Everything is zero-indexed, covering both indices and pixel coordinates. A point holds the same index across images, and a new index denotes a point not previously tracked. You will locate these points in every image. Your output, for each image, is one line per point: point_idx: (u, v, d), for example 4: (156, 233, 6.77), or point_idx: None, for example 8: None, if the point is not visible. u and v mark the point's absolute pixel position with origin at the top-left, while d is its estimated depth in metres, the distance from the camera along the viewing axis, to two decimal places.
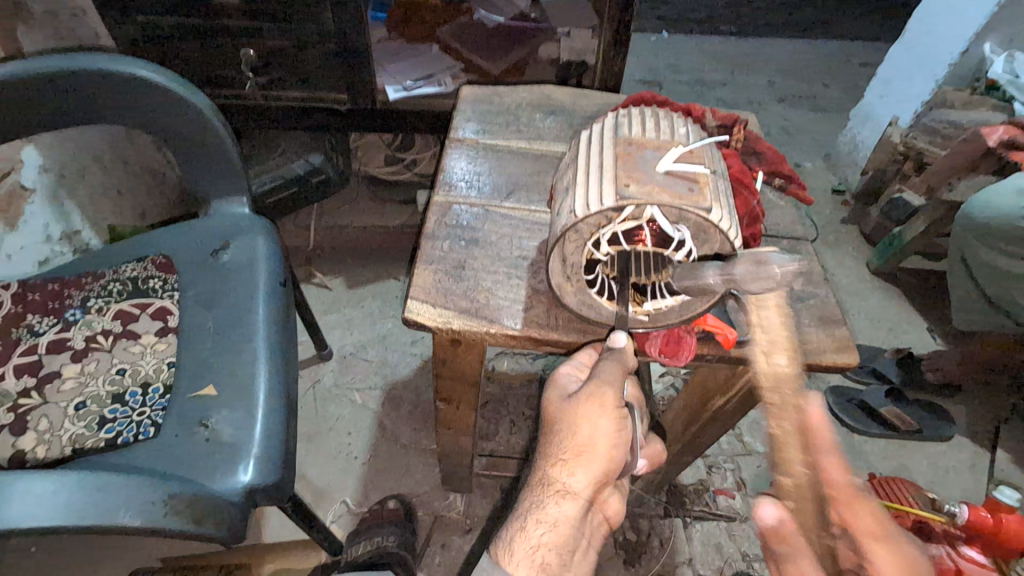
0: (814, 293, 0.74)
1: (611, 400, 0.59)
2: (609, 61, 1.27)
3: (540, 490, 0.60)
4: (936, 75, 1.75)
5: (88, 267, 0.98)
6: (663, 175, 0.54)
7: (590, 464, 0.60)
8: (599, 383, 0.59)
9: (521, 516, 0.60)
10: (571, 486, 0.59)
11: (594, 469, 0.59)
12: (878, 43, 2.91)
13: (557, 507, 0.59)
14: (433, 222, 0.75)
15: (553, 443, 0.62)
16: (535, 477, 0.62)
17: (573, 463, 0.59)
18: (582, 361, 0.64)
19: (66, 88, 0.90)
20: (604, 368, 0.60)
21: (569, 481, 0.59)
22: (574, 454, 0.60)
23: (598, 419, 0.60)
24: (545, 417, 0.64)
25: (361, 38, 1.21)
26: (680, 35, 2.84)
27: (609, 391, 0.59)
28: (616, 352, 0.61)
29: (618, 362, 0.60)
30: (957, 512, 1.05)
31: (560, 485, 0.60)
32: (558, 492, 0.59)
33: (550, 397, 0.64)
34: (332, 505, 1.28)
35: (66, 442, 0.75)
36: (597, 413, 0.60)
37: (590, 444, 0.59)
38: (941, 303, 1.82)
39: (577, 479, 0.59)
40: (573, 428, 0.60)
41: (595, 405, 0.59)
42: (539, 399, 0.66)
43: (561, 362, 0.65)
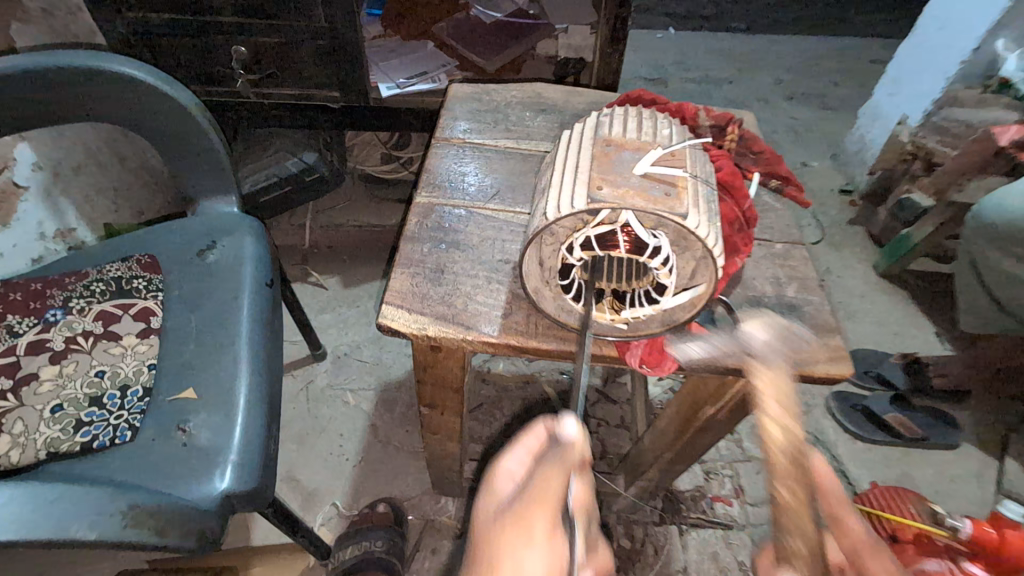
0: (808, 300, 0.70)
1: (543, 523, 0.49)
2: (607, 58, 1.24)
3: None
4: (947, 73, 1.70)
5: (71, 266, 0.96)
6: (639, 178, 0.52)
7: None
8: (534, 494, 0.51)
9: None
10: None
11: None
12: (890, 40, 2.84)
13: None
14: (414, 223, 0.73)
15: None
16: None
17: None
18: (529, 449, 0.60)
19: (48, 85, 0.88)
20: (544, 470, 0.52)
21: None
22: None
23: (525, 549, 0.48)
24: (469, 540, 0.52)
25: (352, 35, 1.19)
26: (687, 31, 2.80)
27: (543, 506, 0.50)
28: (564, 449, 0.55)
29: (561, 467, 0.52)
30: (961, 526, 1.00)
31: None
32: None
33: (482, 512, 0.54)
34: (321, 508, 1.26)
35: (40, 446, 0.74)
36: (524, 543, 0.48)
37: None
38: (950, 307, 1.78)
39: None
40: (495, 559, 0.48)
41: (523, 533, 0.49)
42: (469, 512, 0.56)
43: (502, 451, 0.60)
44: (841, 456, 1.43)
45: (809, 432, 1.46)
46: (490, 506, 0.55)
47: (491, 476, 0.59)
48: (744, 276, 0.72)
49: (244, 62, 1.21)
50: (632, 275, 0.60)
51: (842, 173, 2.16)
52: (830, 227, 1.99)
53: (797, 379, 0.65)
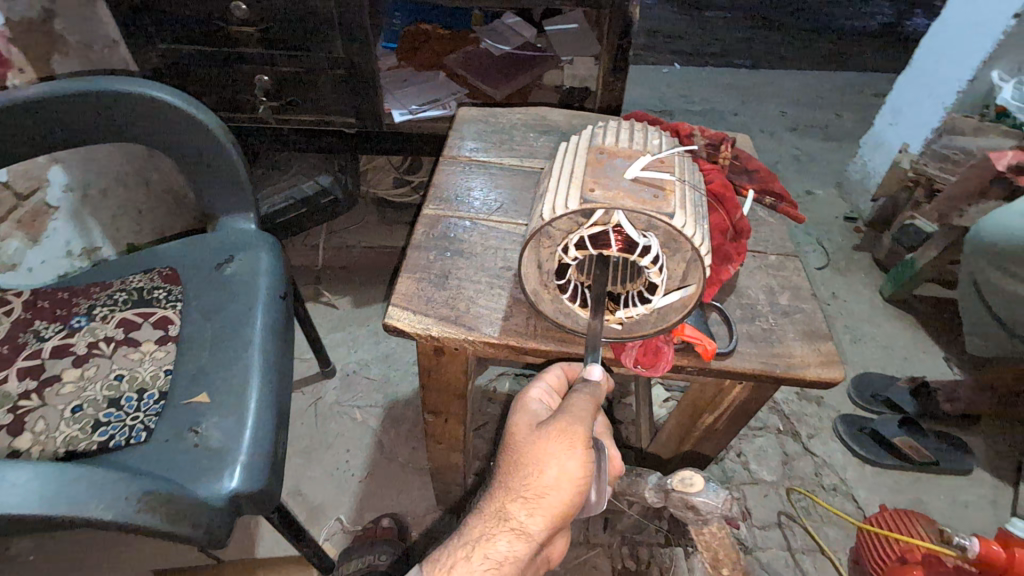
0: (801, 307, 0.73)
1: (581, 439, 0.57)
2: (610, 86, 1.30)
3: (494, 524, 0.57)
4: (944, 102, 1.75)
5: (97, 277, 1.02)
6: (630, 181, 0.55)
7: (551, 506, 0.56)
8: (572, 420, 0.57)
9: (465, 548, 0.56)
10: (526, 526, 0.56)
11: (552, 510, 0.56)
12: (892, 74, 2.91)
13: (507, 545, 0.55)
14: (421, 233, 0.77)
15: (514, 477, 0.58)
16: (487, 509, 0.59)
17: (532, 503, 0.56)
18: (549, 383, 0.66)
19: (85, 107, 0.94)
20: (574, 403, 0.58)
21: (525, 520, 0.56)
22: (536, 494, 0.56)
23: (566, 458, 0.57)
24: (509, 441, 0.61)
25: (368, 65, 1.26)
26: (692, 66, 2.89)
27: (579, 430, 0.57)
28: (591, 384, 0.60)
29: (590, 397, 0.58)
30: (967, 545, 0.96)
31: (516, 523, 0.56)
32: (509, 529, 0.56)
33: (517, 425, 0.61)
34: (326, 523, 1.27)
35: (60, 444, 0.77)
36: (565, 453, 0.57)
37: (553, 486, 0.56)
38: (958, 332, 1.77)
39: (534, 520, 0.56)
40: (538, 467, 0.57)
41: (565, 444, 0.57)
42: (505, 425, 0.62)
43: (530, 385, 0.66)
44: (850, 479, 1.41)
45: (816, 455, 1.45)
46: (527, 420, 0.61)
47: (520, 404, 0.64)
48: (738, 284, 0.75)
49: (267, 90, 1.29)
50: (627, 278, 0.63)
51: (846, 201, 2.18)
52: (835, 252, 2.01)
53: (790, 382, 0.67)
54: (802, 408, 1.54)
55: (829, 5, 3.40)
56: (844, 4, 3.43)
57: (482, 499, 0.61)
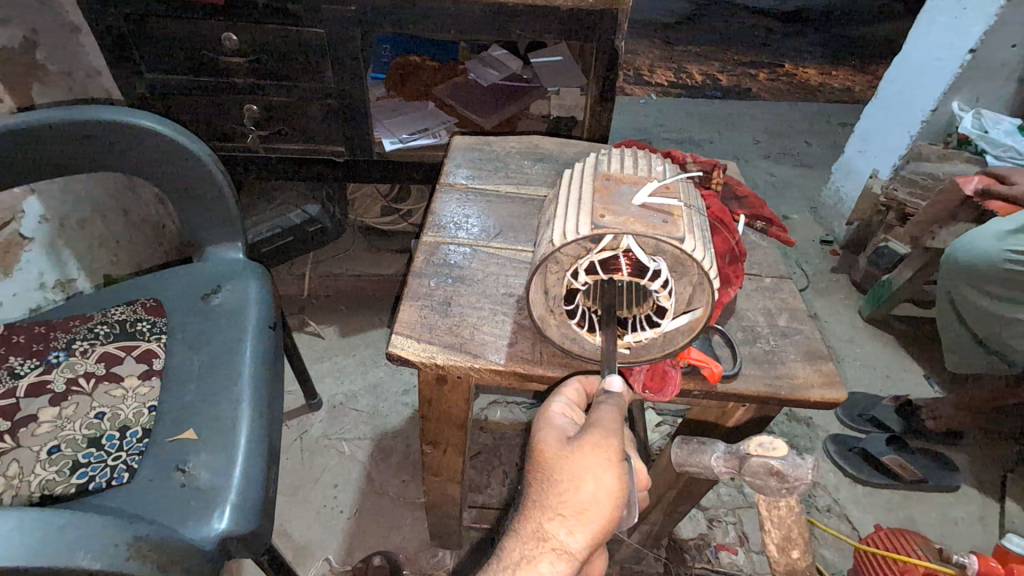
0: (800, 329, 0.74)
1: (617, 451, 0.55)
2: (597, 115, 1.33)
3: (534, 546, 0.55)
4: (910, 131, 1.84)
5: (78, 309, 0.98)
6: (638, 207, 0.57)
7: (592, 522, 0.55)
8: (605, 432, 0.56)
9: (507, 572, 0.54)
10: (568, 545, 0.54)
11: (593, 527, 0.55)
12: (855, 105, 3.05)
13: (550, 567, 0.54)
14: (421, 260, 0.76)
15: (549, 493, 0.56)
16: (524, 530, 0.57)
17: (573, 522, 0.55)
18: (569, 397, 0.63)
19: (71, 137, 0.91)
20: (604, 416, 0.56)
21: (566, 539, 0.55)
22: (575, 511, 0.55)
23: (603, 472, 0.55)
24: (539, 460, 0.58)
25: (360, 95, 1.27)
26: (667, 97, 2.98)
27: (613, 441, 0.56)
28: (613, 396, 0.58)
29: (617, 409, 0.57)
30: (966, 562, 0.99)
31: (556, 542, 0.55)
32: (552, 551, 0.54)
33: (545, 441, 0.59)
34: (314, 564, 1.21)
35: (35, 488, 0.73)
36: (602, 467, 0.55)
37: (592, 502, 0.54)
38: (935, 350, 1.82)
39: (576, 538, 0.55)
40: (575, 483, 0.55)
41: (601, 458, 0.55)
42: (531, 442, 0.60)
43: (549, 400, 0.63)
44: (843, 500, 1.42)
45: (809, 476, 1.45)
46: (553, 435, 0.59)
47: (542, 417, 0.62)
48: (736, 307, 0.76)
49: (255, 120, 1.28)
50: (635, 301, 0.64)
51: (821, 225, 2.25)
52: (814, 275, 2.06)
53: (794, 403, 0.67)
54: (792, 429, 1.55)
55: (794, 40, 3.57)
56: (807, 39, 3.61)
57: (517, 519, 0.58)
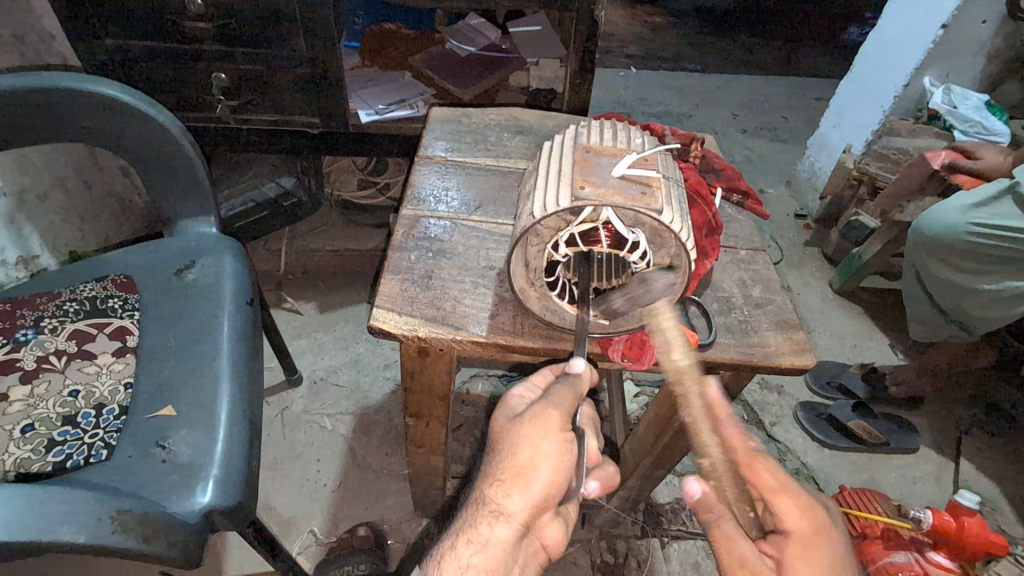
0: (772, 299, 0.76)
1: (556, 422, 0.60)
2: (576, 87, 1.31)
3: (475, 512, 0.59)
4: (883, 105, 1.86)
5: (45, 286, 0.95)
6: (618, 179, 0.58)
7: (528, 486, 0.58)
8: (546, 403, 0.61)
9: (452, 537, 0.59)
10: (505, 508, 0.58)
11: (530, 491, 0.58)
12: (831, 80, 3.07)
13: (489, 529, 0.57)
14: (401, 233, 0.76)
15: (494, 462, 0.61)
16: (473, 498, 0.61)
17: (510, 485, 0.58)
18: (536, 382, 0.68)
19: (29, 106, 0.87)
20: (555, 392, 0.62)
21: (504, 502, 0.58)
22: (513, 475, 0.59)
23: (541, 439, 0.59)
24: (493, 435, 0.64)
25: (333, 64, 1.23)
26: (647, 69, 2.96)
27: (553, 411, 0.60)
28: (573, 376, 0.63)
29: (571, 388, 0.62)
30: (922, 517, 1.07)
31: (496, 506, 0.59)
32: (491, 513, 0.58)
33: (499, 417, 0.65)
34: (299, 536, 1.23)
35: (10, 467, 0.71)
36: (540, 435, 0.59)
37: (528, 465, 0.58)
38: (901, 320, 1.89)
39: (513, 502, 0.58)
40: (515, 449, 0.60)
41: (539, 426, 0.59)
42: (489, 421, 0.66)
43: (513, 384, 0.68)
44: (811, 463, 1.48)
45: (779, 441, 1.51)
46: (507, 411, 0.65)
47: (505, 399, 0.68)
48: (713, 278, 0.78)
49: (224, 89, 1.24)
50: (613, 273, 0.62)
51: (796, 199, 2.28)
52: (788, 248, 2.10)
53: (767, 370, 0.70)
54: (763, 397, 1.61)
55: (773, 13, 3.56)
56: (786, 13, 3.60)
57: (471, 492, 0.63)
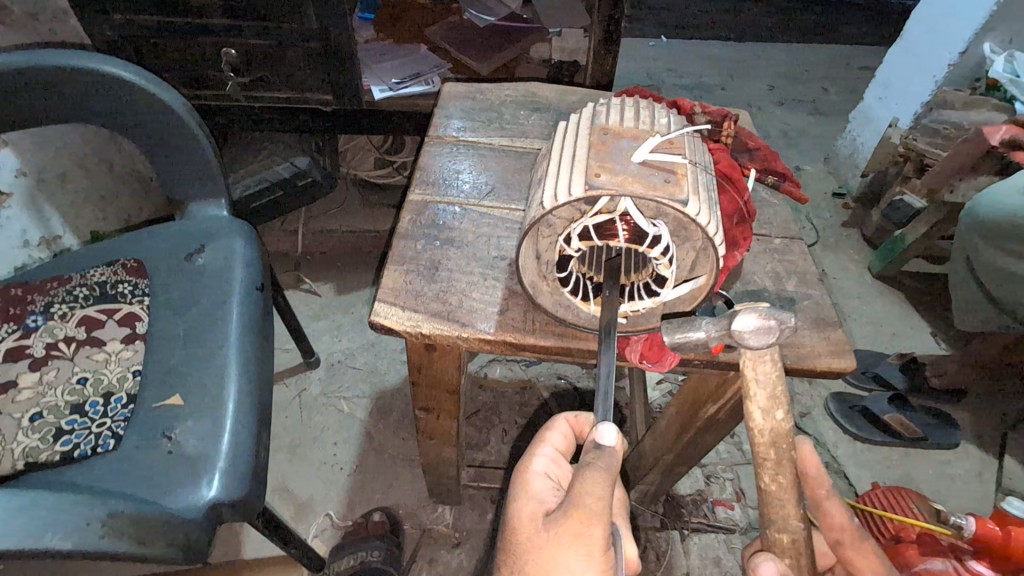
0: (808, 294, 0.71)
1: (598, 540, 0.51)
2: (601, 58, 1.23)
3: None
4: (936, 75, 1.71)
5: (57, 271, 0.94)
6: (638, 165, 0.52)
7: None
8: (584, 512, 0.52)
9: None
10: None
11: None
12: (877, 47, 2.87)
13: None
14: (408, 220, 0.71)
15: None
16: None
17: None
18: (555, 446, 0.66)
19: (31, 85, 0.84)
20: (589, 485, 0.52)
21: None
22: None
23: (581, 566, 0.51)
24: (519, 544, 0.56)
25: (343, 36, 1.18)
26: (679, 39, 2.81)
27: (595, 525, 0.51)
28: (604, 451, 0.54)
29: (605, 473, 0.53)
30: (964, 524, 1.00)
31: None
32: None
33: (521, 520, 0.57)
34: (315, 519, 1.23)
35: (18, 456, 0.71)
36: (580, 560, 0.51)
37: None
38: (945, 307, 1.78)
39: None
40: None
41: (580, 549, 0.51)
42: (510, 518, 0.58)
43: (531, 459, 0.63)
44: (841, 457, 1.42)
45: (809, 434, 1.45)
46: (533, 509, 0.58)
47: (525, 480, 0.61)
48: (742, 271, 0.73)
49: (234, 66, 1.20)
50: (634, 266, 0.60)
51: (835, 176, 2.15)
52: (825, 229, 1.98)
53: (799, 373, 0.65)
54: (793, 388, 1.53)
55: None
56: None
57: None
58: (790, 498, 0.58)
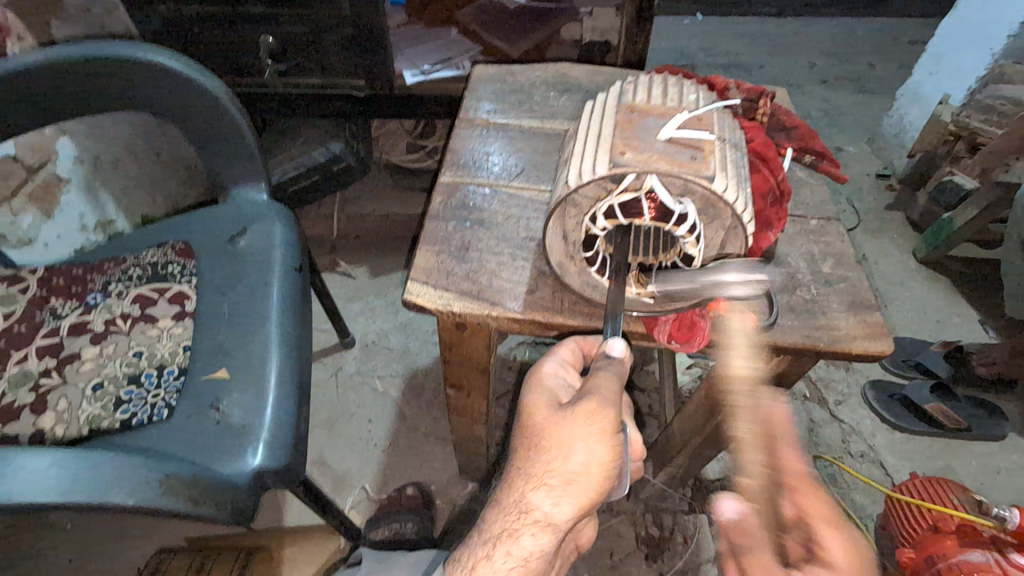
0: (845, 276, 0.70)
1: (612, 424, 0.56)
2: (633, 38, 1.21)
3: (516, 517, 0.55)
4: (991, 48, 1.60)
5: (112, 252, 0.99)
6: (664, 143, 0.53)
7: (578, 493, 0.55)
8: (600, 400, 0.56)
9: (485, 546, 0.55)
10: (552, 517, 0.55)
11: (580, 499, 0.55)
12: (930, 20, 2.72)
13: (531, 540, 0.54)
14: (439, 202, 0.73)
15: (537, 462, 0.56)
16: (507, 494, 0.57)
17: (562, 494, 0.55)
18: (565, 357, 0.66)
19: (83, 76, 0.88)
20: (602, 381, 0.56)
21: (551, 511, 0.55)
22: (564, 483, 0.55)
23: (595, 443, 0.55)
24: (532, 427, 0.59)
25: (376, 20, 1.21)
26: (716, 16, 2.71)
27: (610, 410, 0.56)
28: (614, 361, 0.57)
29: (617, 376, 0.57)
30: (1007, 516, 0.95)
31: (540, 515, 0.55)
32: (535, 523, 0.55)
33: (536, 406, 0.60)
34: (351, 492, 1.29)
35: (83, 422, 0.77)
36: (595, 438, 0.55)
37: (583, 471, 0.55)
38: (996, 294, 1.70)
39: (561, 511, 0.55)
40: (565, 451, 0.55)
41: (594, 428, 0.55)
42: (523, 404, 0.61)
43: (543, 360, 0.65)
44: (879, 446, 1.38)
45: (844, 422, 1.42)
46: (548, 399, 0.61)
47: (536, 379, 0.64)
48: (777, 252, 0.72)
49: (271, 53, 1.24)
50: (659, 248, 0.59)
51: (880, 157, 2.06)
52: (867, 213, 1.91)
53: (833, 355, 0.64)
54: (828, 375, 1.50)
55: None
56: None
57: (501, 487, 0.59)
58: (754, 443, 0.55)
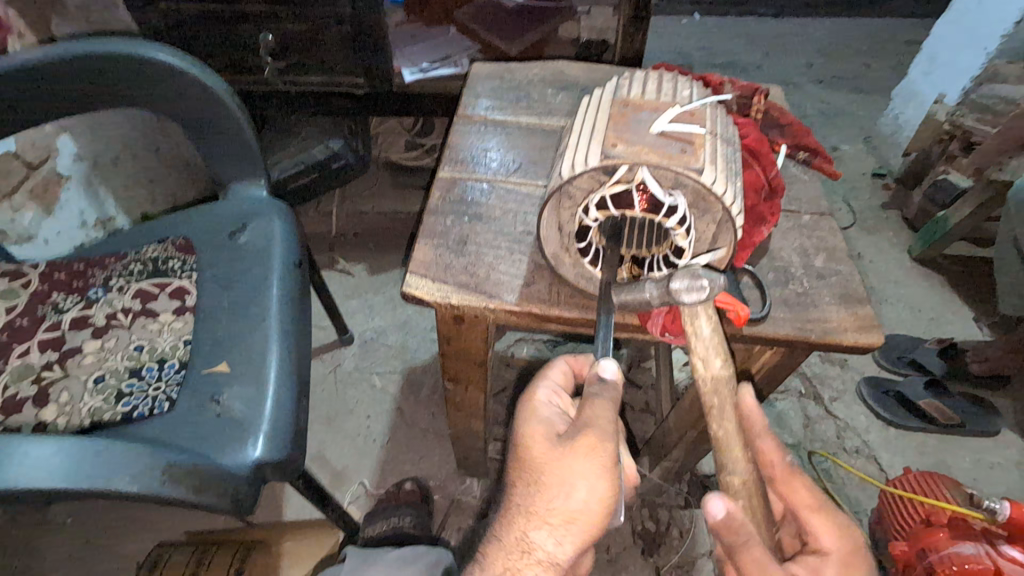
0: (837, 269, 0.71)
1: (610, 459, 0.56)
2: (631, 36, 1.22)
3: (518, 557, 0.57)
4: (986, 48, 1.60)
5: (113, 248, 1.00)
6: (655, 136, 0.54)
7: (579, 531, 0.57)
8: (598, 435, 0.56)
9: None
10: (555, 555, 0.57)
11: (580, 537, 0.57)
12: (927, 20, 2.73)
13: None
14: (437, 197, 0.74)
15: (539, 502, 0.58)
16: (508, 531, 0.59)
17: (563, 533, 0.57)
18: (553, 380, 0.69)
19: (86, 73, 0.88)
20: (598, 408, 0.57)
21: (554, 550, 0.57)
22: (564, 522, 0.57)
23: (595, 480, 0.56)
24: (531, 463, 0.60)
25: (374, 19, 1.22)
26: (714, 15, 2.72)
27: (609, 444, 0.56)
28: (608, 386, 0.59)
29: (613, 404, 0.58)
30: (997, 508, 0.94)
31: (542, 554, 0.57)
32: (538, 562, 0.57)
33: (533, 438, 0.60)
34: (350, 487, 1.30)
35: (85, 414, 0.78)
36: (594, 476, 0.56)
37: (584, 510, 0.56)
38: (990, 292, 1.71)
39: (563, 549, 0.57)
40: (566, 491, 0.56)
41: (594, 466, 0.56)
42: (519, 436, 0.62)
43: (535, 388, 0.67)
44: (873, 442, 1.40)
45: (838, 418, 1.43)
46: (544, 430, 0.61)
47: (531, 408, 0.65)
48: (770, 247, 0.73)
49: (271, 51, 1.24)
50: (653, 241, 0.61)
51: (876, 156, 2.07)
52: (863, 211, 1.92)
53: (825, 348, 0.65)
54: (823, 372, 1.51)
55: None
56: None
57: (500, 523, 0.60)
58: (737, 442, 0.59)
